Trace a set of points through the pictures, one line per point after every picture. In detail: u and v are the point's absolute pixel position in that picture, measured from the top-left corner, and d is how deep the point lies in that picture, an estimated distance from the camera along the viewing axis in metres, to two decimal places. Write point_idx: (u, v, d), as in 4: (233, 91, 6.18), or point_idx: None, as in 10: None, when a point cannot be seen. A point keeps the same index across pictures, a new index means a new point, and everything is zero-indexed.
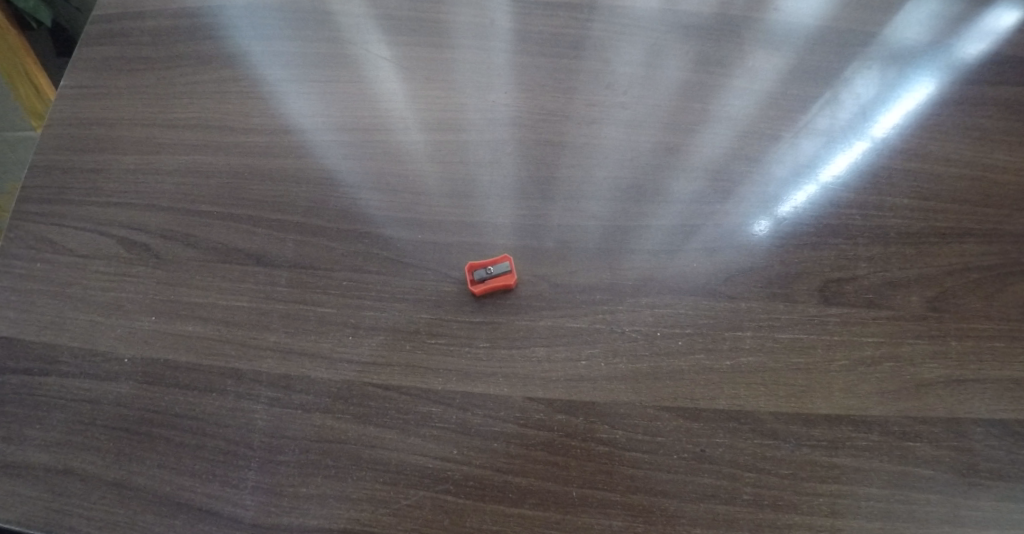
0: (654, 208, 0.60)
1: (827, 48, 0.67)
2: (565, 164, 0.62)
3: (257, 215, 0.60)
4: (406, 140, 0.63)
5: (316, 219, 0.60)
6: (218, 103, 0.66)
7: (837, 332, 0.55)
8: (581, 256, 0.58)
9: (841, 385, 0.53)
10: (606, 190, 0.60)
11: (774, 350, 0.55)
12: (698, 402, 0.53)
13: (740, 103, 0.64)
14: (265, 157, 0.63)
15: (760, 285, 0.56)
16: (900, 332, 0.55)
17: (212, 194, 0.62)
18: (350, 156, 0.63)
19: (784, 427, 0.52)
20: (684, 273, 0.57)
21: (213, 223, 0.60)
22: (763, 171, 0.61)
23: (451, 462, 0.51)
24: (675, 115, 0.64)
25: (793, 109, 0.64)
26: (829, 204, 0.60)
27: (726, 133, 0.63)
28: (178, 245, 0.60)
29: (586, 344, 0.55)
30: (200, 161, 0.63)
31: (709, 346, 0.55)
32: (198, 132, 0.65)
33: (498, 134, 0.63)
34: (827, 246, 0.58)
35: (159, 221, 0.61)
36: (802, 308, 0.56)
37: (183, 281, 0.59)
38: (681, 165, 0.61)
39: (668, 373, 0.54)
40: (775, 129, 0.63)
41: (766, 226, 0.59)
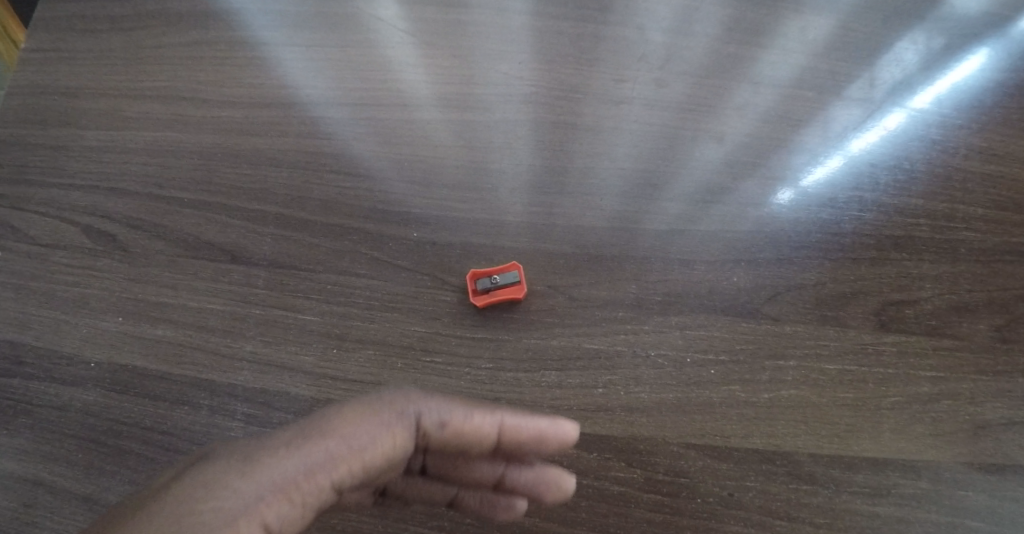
0: (684, 194, 0.53)
1: (891, 23, 0.57)
2: (583, 150, 0.55)
3: (231, 203, 0.54)
4: (408, 120, 0.57)
5: (300, 211, 0.53)
6: (198, 77, 0.60)
7: (892, 364, 0.47)
8: (601, 266, 0.50)
9: (895, 425, 0.46)
10: (630, 173, 0.54)
11: (819, 383, 0.47)
12: (730, 440, 0.46)
13: (790, 76, 0.56)
14: (248, 137, 0.57)
15: (809, 305, 0.49)
16: (962, 366, 0.47)
17: (184, 178, 0.56)
18: (338, 136, 0.56)
19: (824, 471, 0.44)
20: (721, 290, 0.49)
21: (187, 213, 0.54)
22: (813, 159, 0.53)
23: None
24: (707, 96, 0.56)
25: (855, 87, 0.55)
26: (891, 213, 0.51)
27: (770, 112, 0.55)
28: (147, 236, 0.54)
29: (603, 370, 0.47)
30: (174, 140, 0.57)
31: (745, 377, 0.47)
32: (178, 108, 0.59)
33: (511, 110, 0.57)
34: (887, 261, 0.50)
35: (127, 208, 0.55)
36: (855, 335, 0.48)
37: (153, 277, 0.53)
38: (716, 147, 0.54)
39: (697, 406, 0.47)
40: (831, 110, 0.55)
41: (816, 229, 0.51)
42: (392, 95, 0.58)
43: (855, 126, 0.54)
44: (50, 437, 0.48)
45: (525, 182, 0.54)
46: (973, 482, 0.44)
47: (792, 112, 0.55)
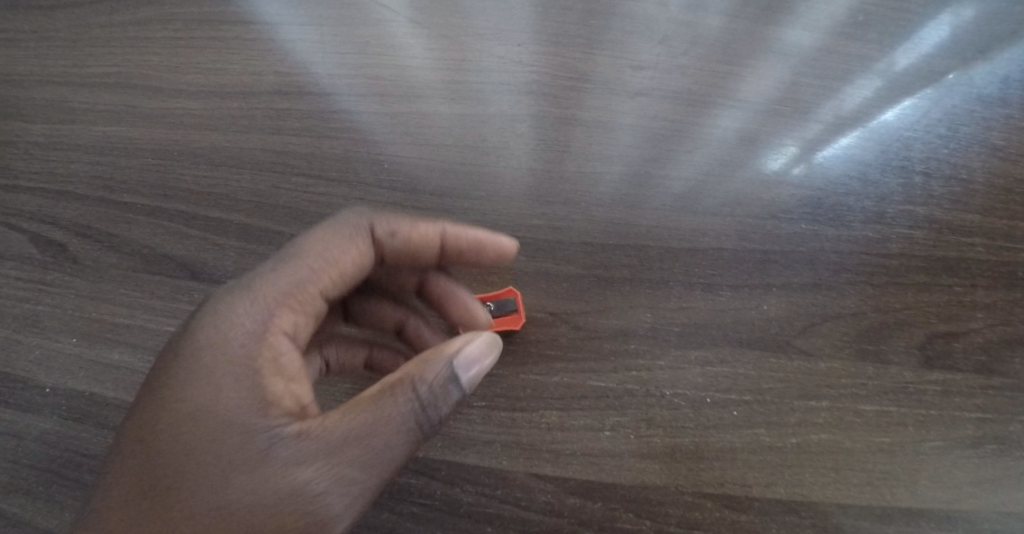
0: (703, 187, 0.47)
1: (945, 10, 0.50)
2: (583, 147, 0.49)
3: (188, 209, 0.49)
4: (388, 112, 0.51)
5: (264, 220, 0.47)
6: (159, 68, 0.55)
7: (937, 405, 0.41)
8: (609, 288, 0.44)
9: (932, 472, 0.40)
10: (643, 164, 0.48)
11: (854, 427, 0.41)
12: (749, 488, 0.40)
13: (828, 63, 0.50)
14: (217, 136, 0.51)
15: (845, 337, 0.43)
16: (1014, 407, 0.41)
17: (136, 180, 0.51)
18: (311, 132, 0.51)
19: (852, 523, 0.39)
20: (747, 319, 0.43)
21: (139, 221, 0.49)
22: (852, 156, 0.47)
23: None
24: (719, 85, 0.50)
25: (903, 79, 0.49)
26: (942, 229, 0.44)
27: (803, 103, 0.49)
28: (94, 245, 0.49)
29: (611, 411, 0.42)
30: (131, 138, 0.52)
31: (771, 420, 0.41)
32: (143, 103, 0.54)
33: (512, 98, 0.51)
34: (935, 286, 0.43)
35: (78, 214, 0.50)
36: (895, 372, 0.42)
37: (101, 292, 0.47)
38: (739, 136, 0.49)
39: (716, 452, 0.41)
40: (874, 103, 0.48)
41: (854, 241, 0.45)
42: (372, 85, 0.52)
43: (899, 128, 0.48)
44: (1, 470, 0.45)
45: (527, 192, 0.47)
46: None
47: (816, 104, 0.49)
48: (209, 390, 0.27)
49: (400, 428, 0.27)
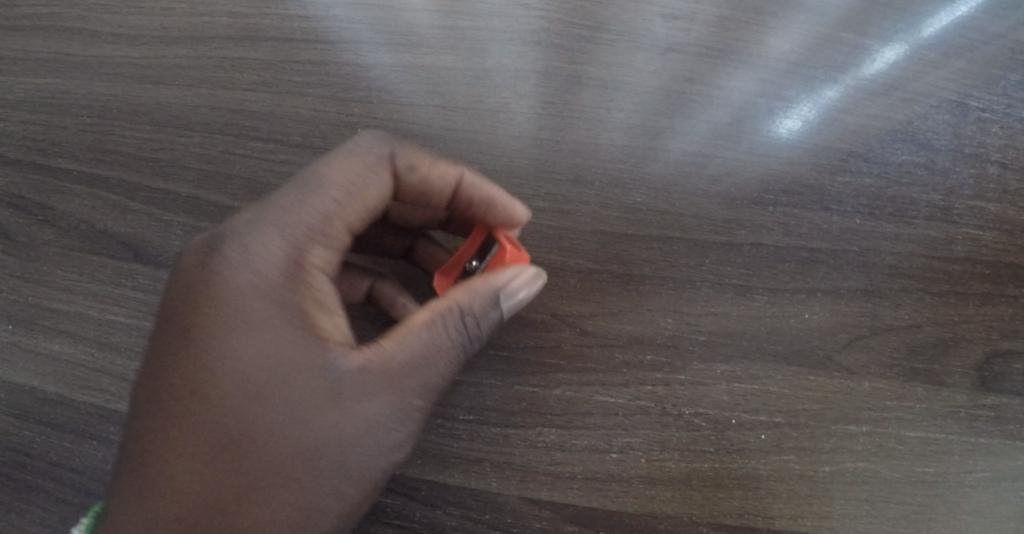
0: (729, 161, 0.41)
1: None
2: (587, 112, 0.42)
3: (133, 177, 0.43)
4: (367, 66, 0.44)
5: (219, 192, 0.42)
6: (95, 8, 0.48)
7: (991, 432, 0.36)
8: (620, 286, 0.39)
9: (973, 506, 0.35)
10: (663, 134, 0.41)
11: (895, 455, 0.36)
12: (773, 521, 0.35)
13: (891, 18, 0.42)
14: (169, 93, 0.45)
15: (893, 353, 0.37)
16: None
17: (71, 141, 0.45)
18: (275, 88, 0.44)
19: None
20: (780, 328, 0.37)
21: (79, 191, 0.44)
22: (911, 139, 0.40)
23: None
24: (733, 37, 0.43)
25: (981, 48, 0.41)
26: (1015, 232, 0.38)
27: (856, 65, 0.42)
28: (31, 219, 0.44)
29: (620, 430, 0.36)
30: (63, 91, 0.46)
31: (805, 445, 0.36)
32: (83, 51, 0.47)
33: (512, 54, 0.44)
34: (998, 297, 0.37)
35: (9, 181, 0.45)
36: (947, 394, 0.36)
37: (41, 273, 0.42)
38: (777, 102, 0.42)
39: (738, 480, 0.36)
40: (943, 75, 0.41)
41: (905, 242, 0.38)
42: (351, 36, 0.45)
43: (973, 106, 0.40)
44: None
45: (529, 171, 0.41)
46: None
47: (847, 62, 0.42)
48: (267, 334, 0.27)
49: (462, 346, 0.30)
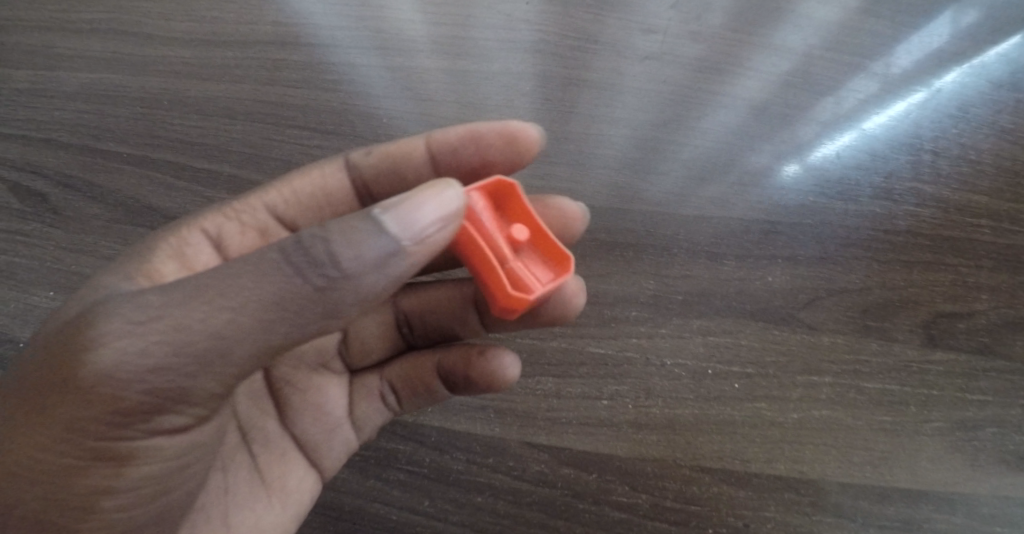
0: (704, 155, 0.47)
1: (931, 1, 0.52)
2: (581, 110, 0.49)
3: (175, 159, 0.49)
4: (389, 67, 0.51)
5: (253, 170, 0.48)
6: (151, 17, 0.55)
7: (938, 384, 0.41)
8: (607, 253, 0.44)
9: (930, 453, 0.40)
10: (645, 130, 0.48)
11: (852, 404, 0.41)
12: (749, 464, 0.40)
13: (823, 38, 0.51)
14: (212, 87, 0.51)
15: (855, 311, 0.42)
16: (1012, 391, 0.41)
17: (122, 129, 0.51)
18: (308, 86, 0.51)
19: (851, 503, 0.39)
20: (751, 289, 0.43)
21: (128, 172, 0.49)
22: (848, 137, 0.48)
23: (419, 516, 0.40)
24: (712, 80, 0.50)
25: (894, 61, 0.50)
26: (949, 209, 0.45)
27: (799, 76, 0.50)
28: (78, 196, 0.49)
29: (610, 380, 0.42)
30: (117, 86, 0.53)
31: (772, 393, 0.41)
32: (137, 52, 0.54)
33: (509, 56, 0.51)
34: (940, 268, 0.43)
35: (60, 162, 0.50)
36: (897, 350, 0.42)
37: (79, 243, 0.47)
38: (740, 107, 0.49)
39: (716, 425, 0.41)
40: (867, 83, 0.50)
41: (852, 217, 0.45)
42: (371, 42, 0.53)
43: (895, 110, 0.49)
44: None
45: None
46: None
47: (809, 102, 0.49)
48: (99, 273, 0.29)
49: (291, 263, 0.21)
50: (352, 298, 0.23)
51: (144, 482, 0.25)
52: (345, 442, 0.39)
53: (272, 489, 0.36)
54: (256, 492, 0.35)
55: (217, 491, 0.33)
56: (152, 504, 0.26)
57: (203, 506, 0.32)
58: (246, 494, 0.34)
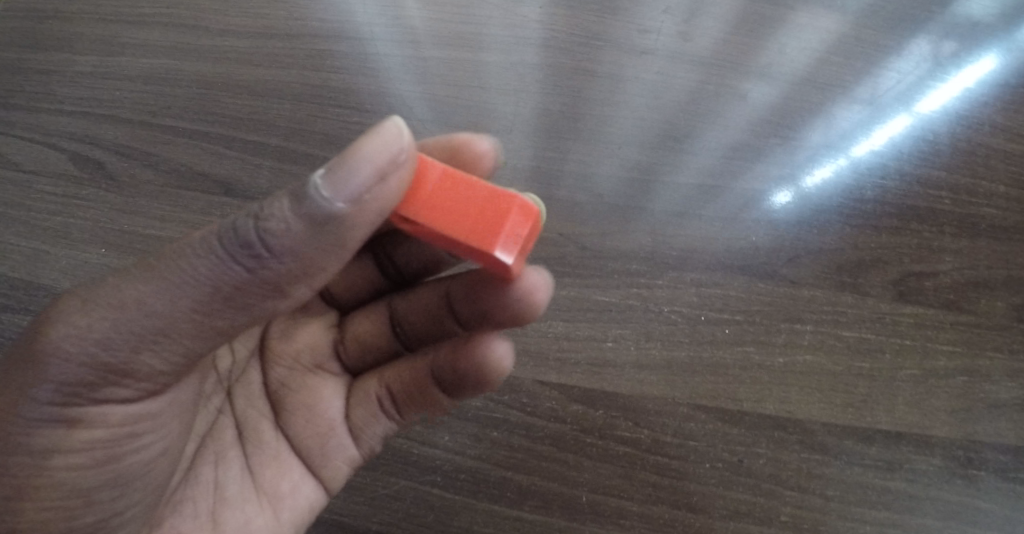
0: (679, 160, 0.56)
1: (878, 26, 0.61)
2: (580, 118, 0.58)
3: (229, 133, 0.57)
4: (419, 54, 0.60)
5: (299, 144, 0.55)
6: (206, 13, 0.62)
7: (911, 335, 0.50)
8: (610, 215, 0.54)
9: (909, 398, 0.49)
10: (629, 137, 0.57)
11: (833, 350, 0.50)
12: (741, 404, 0.49)
13: (786, 61, 0.60)
14: (260, 70, 0.59)
15: (829, 270, 0.52)
16: (980, 342, 0.50)
17: (177, 107, 0.58)
18: (349, 72, 0.59)
19: (837, 442, 0.48)
20: (740, 247, 0.52)
21: (180, 142, 0.57)
22: (805, 149, 0.56)
23: (441, 451, 0.49)
24: (689, 96, 0.59)
25: (844, 83, 0.59)
26: (913, 182, 0.54)
27: (763, 94, 0.59)
28: (137, 165, 0.56)
29: (614, 324, 0.50)
30: (178, 72, 0.60)
31: (759, 339, 0.50)
32: (189, 37, 0.61)
33: (523, 54, 0.61)
34: (909, 233, 0.53)
35: (117, 136, 0.58)
36: (873, 303, 0.51)
37: (138, 205, 0.55)
38: (711, 121, 0.58)
39: (708, 365, 0.50)
40: (822, 101, 0.58)
41: (799, 215, 0.54)
42: (406, 36, 0.61)
43: (845, 125, 0.57)
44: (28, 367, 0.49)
45: (539, 132, 0.58)
46: (987, 462, 0.48)
47: (777, 122, 0.57)
48: None
49: (227, 252, 0.24)
50: (283, 273, 0.26)
51: (94, 443, 0.29)
52: (344, 451, 0.43)
53: (263, 492, 0.39)
54: (248, 495, 0.39)
55: (203, 480, 0.38)
56: (103, 468, 0.30)
57: (187, 497, 0.37)
58: (238, 499, 0.38)
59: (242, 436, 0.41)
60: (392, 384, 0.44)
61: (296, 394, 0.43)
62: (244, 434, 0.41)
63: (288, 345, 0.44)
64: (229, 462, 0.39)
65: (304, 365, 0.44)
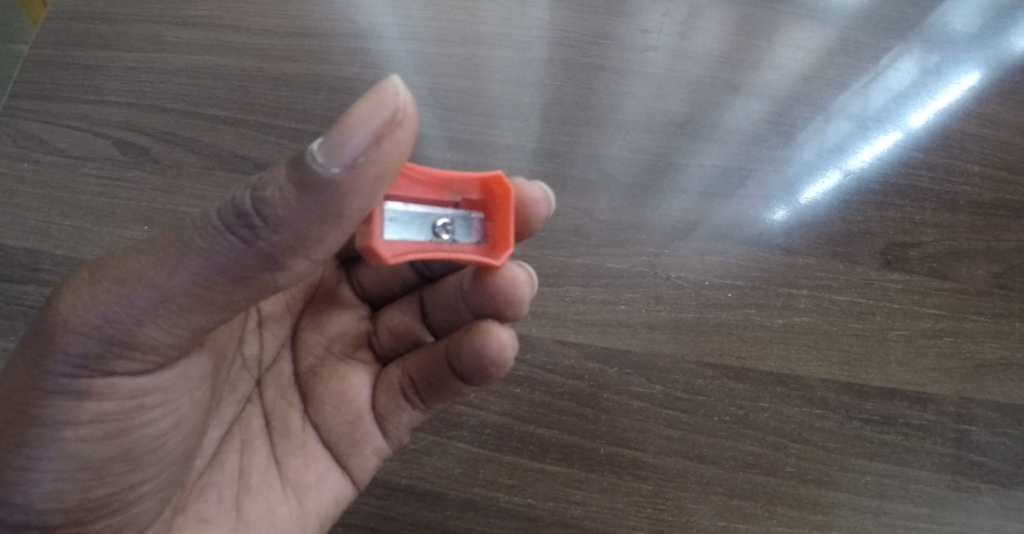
0: (690, 158, 0.62)
1: (869, 32, 0.68)
2: (603, 116, 0.64)
3: (270, 122, 0.62)
4: (442, 50, 0.66)
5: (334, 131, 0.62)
6: (246, 16, 0.67)
7: (898, 299, 0.58)
8: (623, 191, 0.61)
9: (899, 357, 0.57)
10: (644, 134, 0.63)
11: (829, 312, 0.58)
12: (746, 361, 0.56)
13: (780, 74, 0.66)
14: (296, 64, 0.65)
15: (820, 243, 0.60)
16: (963, 306, 0.58)
17: (218, 98, 0.64)
18: (381, 66, 0.65)
19: (836, 398, 0.55)
20: (743, 221, 0.60)
21: (222, 129, 0.62)
22: (807, 159, 0.63)
23: (467, 408, 0.54)
24: (697, 100, 0.65)
25: (835, 92, 0.66)
26: (900, 163, 0.63)
27: (760, 105, 0.65)
28: (179, 150, 0.62)
29: (625, 289, 0.57)
30: (220, 67, 0.65)
31: (760, 302, 0.57)
32: (225, 33, 0.66)
33: (536, 53, 0.67)
34: (892, 207, 0.61)
35: (160, 124, 0.64)
36: (861, 270, 0.59)
37: (181, 186, 0.61)
38: (717, 125, 0.64)
39: (714, 327, 0.56)
40: (815, 109, 0.65)
41: (792, 225, 0.60)
42: (429, 33, 0.67)
43: (834, 137, 0.64)
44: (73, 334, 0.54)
45: (555, 118, 0.64)
46: (971, 416, 0.55)
47: (775, 129, 0.64)
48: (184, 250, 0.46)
49: (230, 229, 0.27)
50: (279, 247, 0.27)
51: (104, 416, 0.33)
52: (371, 442, 0.47)
53: (288, 481, 0.44)
54: (272, 484, 0.44)
55: (229, 467, 0.43)
56: (111, 442, 0.34)
57: (212, 484, 0.42)
58: (263, 489, 0.43)
59: (269, 426, 0.45)
60: (410, 367, 0.48)
61: (324, 383, 0.48)
62: (271, 423, 0.46)
63: (321, 336, 0.50)
64: (254, 451, 0.44)
65: (337, 355, 0.50)
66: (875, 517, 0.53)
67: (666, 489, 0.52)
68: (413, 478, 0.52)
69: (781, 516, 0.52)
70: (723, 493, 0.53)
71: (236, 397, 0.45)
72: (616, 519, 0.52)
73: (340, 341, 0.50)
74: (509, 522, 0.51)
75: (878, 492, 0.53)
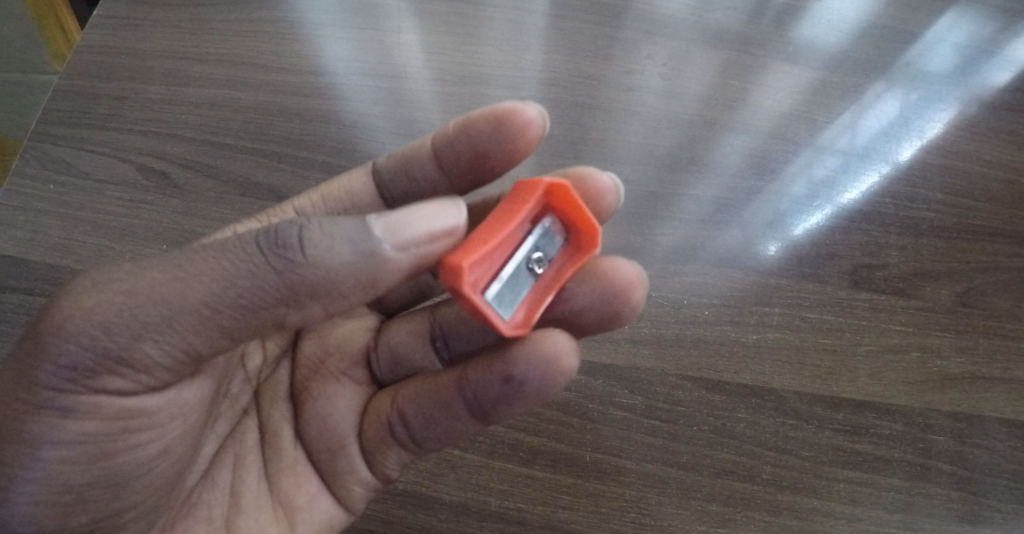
0: (680, 192, 0.70)
1: (833, 79, 0.78)
2: (600, 152, 0.72)
3: (283, 151, 0.71)
4: (442, 91, 0.76)
5: (343, 160, 0.71)
6: (264, 54, 0.78)
7: (867, 317, 0.63)
8: None
9: (869, 372, 0.60)
10: (635, 168, 0.71)
11: (801, 328, 0.62)
12: (723, 373, 0.60)
13: (764, 116, 0.75)
14: (310, 102, 0.74)
15: (795, 265, 0.65)
16: (929, 322, 0.63)
17: (237, 128, 0.72)
18: (385, 104, 0.75)
19: (809, 409, 0.58)
20: (718, 243, 0.66)
21: (236, 156, 0.71)
22: (795, 198, 0.70)
23: None
24: (687, 139, 0.73)
25: (814, 132, 0.74)
26: (864, 192, 0.70)
27: (744, 143, 0.73)
28: (197, 175, 0.70)
29: None
30: (237, 100, 0.74)
31: (736, 319, 0.62)
32: (248, 73, 0.76)
33: (530, 90, 0.76)
34: (858, 232, 0.67)
35: (180, 151, 0.71)
36: (832, 290, 0.64)
37: (197, 208, 0.68)
38: (704, 161, 0.71)
39: (692, 342, 0.61)
40: (795, 149, 0.73)
41: (787, 265, 0.65)
42: (430, 76, 0.77)
43: (819, 176, 0.71)
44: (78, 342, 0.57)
45: (544, 150, 0.72)
46: (937, 426, 0.58)
47: (760, 166, 0.71)
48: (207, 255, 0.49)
49: (263, 254, 0.30)
50: (304, 285, 0.30)
51: (88, 436, 0.34)
52: (356, 473, 0.48)
53: (279, 501, 0.46)
54: (263, 503, 0.46)
55: (220, 484, 0.45)
56: (93, 465, 0.35)
57: (202, 501, 0.44)
58: (253, 509, 0.45)
59: (263, 441, 0.48)
60: (416, 389, 0.47)
61: (314, 401, 0.50)
62: (265, 440, 0.48)
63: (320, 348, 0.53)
64: (247, 467, 0.47)
65: (330, 374, 0.52)
66: (850, 523, 0.55)
67: (649, 494, 0.55)
68: (409, 483, 0.56)
69: (761, 522, 0.55)
70: (703, 500, 0.55)
71: (235, 410, 0.48)
72: (600, 523, 0.55)
73: (336, 358, 0.53)
74: (497, 524, 0.54)
75: (852, 499, 0.56)
